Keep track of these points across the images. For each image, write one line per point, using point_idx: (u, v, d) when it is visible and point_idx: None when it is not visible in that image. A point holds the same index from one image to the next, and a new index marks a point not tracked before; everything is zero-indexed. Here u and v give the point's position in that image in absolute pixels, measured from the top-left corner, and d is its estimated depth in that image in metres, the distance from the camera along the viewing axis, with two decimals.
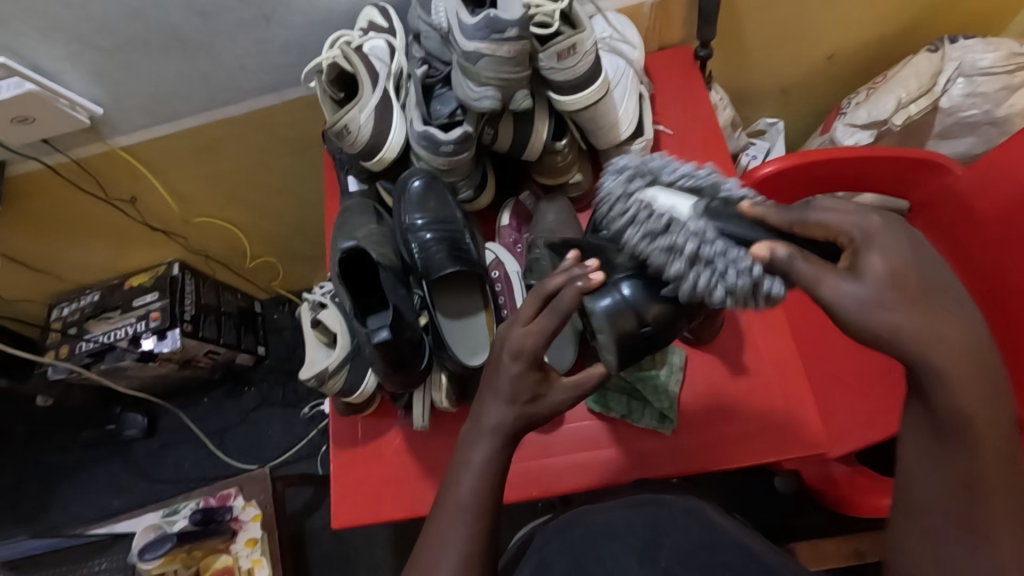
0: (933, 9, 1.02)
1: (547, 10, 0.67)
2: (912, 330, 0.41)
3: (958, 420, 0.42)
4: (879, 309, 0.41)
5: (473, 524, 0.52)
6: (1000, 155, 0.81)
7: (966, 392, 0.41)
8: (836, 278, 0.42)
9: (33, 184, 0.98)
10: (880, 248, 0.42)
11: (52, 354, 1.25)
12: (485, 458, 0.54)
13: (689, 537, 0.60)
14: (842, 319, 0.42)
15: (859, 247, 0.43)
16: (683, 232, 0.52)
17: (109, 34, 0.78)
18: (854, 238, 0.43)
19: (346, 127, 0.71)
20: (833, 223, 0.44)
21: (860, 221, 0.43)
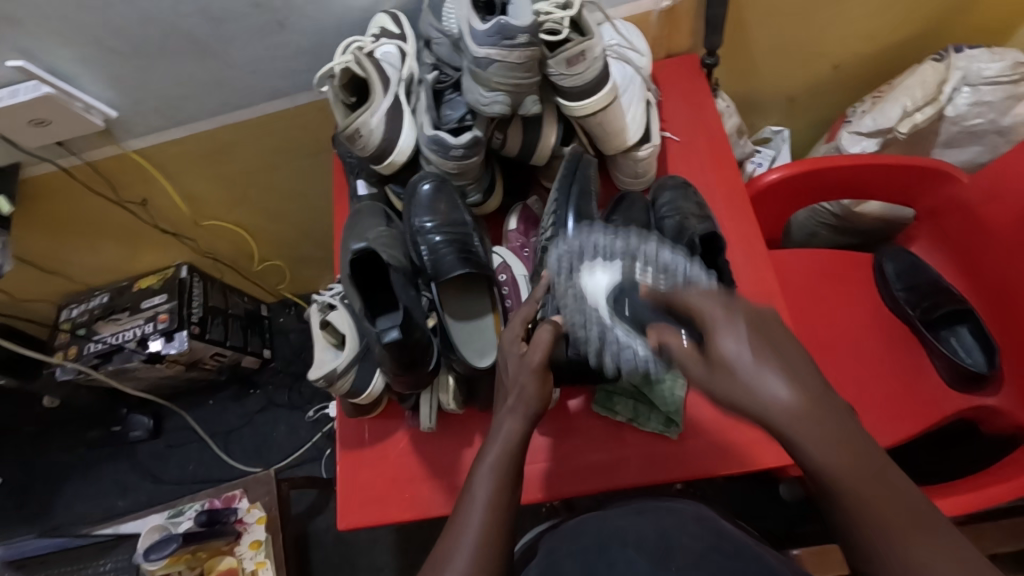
0: (939, 18, 1.03)
1: (556, 17, 0.68)
2: (777, 405, 0.45)
3: (835, 480, 0.46)
4: (733, 382, 0.45)
5: (492, 518, 0.54)
6: (1003, 165, 0.82)
7: (817, 444, 0.45)
8: (696, 363, 0.47)
9: (46, 186, 0.99)
10: (732, 329, 0.46)
11: (60, 354, 1.26)
12: (496, 465, 0.58)
13: (696, 544, 0.59)
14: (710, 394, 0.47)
15: (710, 330, 0.46)
16: (593, 316, 0.62)
17: (126, 39, 0.79)
18: (710, 322, 0.46)
19: (357, 131, 0.71)
20: (691, 303, 0.48)
21: (701, 300, 0.47)
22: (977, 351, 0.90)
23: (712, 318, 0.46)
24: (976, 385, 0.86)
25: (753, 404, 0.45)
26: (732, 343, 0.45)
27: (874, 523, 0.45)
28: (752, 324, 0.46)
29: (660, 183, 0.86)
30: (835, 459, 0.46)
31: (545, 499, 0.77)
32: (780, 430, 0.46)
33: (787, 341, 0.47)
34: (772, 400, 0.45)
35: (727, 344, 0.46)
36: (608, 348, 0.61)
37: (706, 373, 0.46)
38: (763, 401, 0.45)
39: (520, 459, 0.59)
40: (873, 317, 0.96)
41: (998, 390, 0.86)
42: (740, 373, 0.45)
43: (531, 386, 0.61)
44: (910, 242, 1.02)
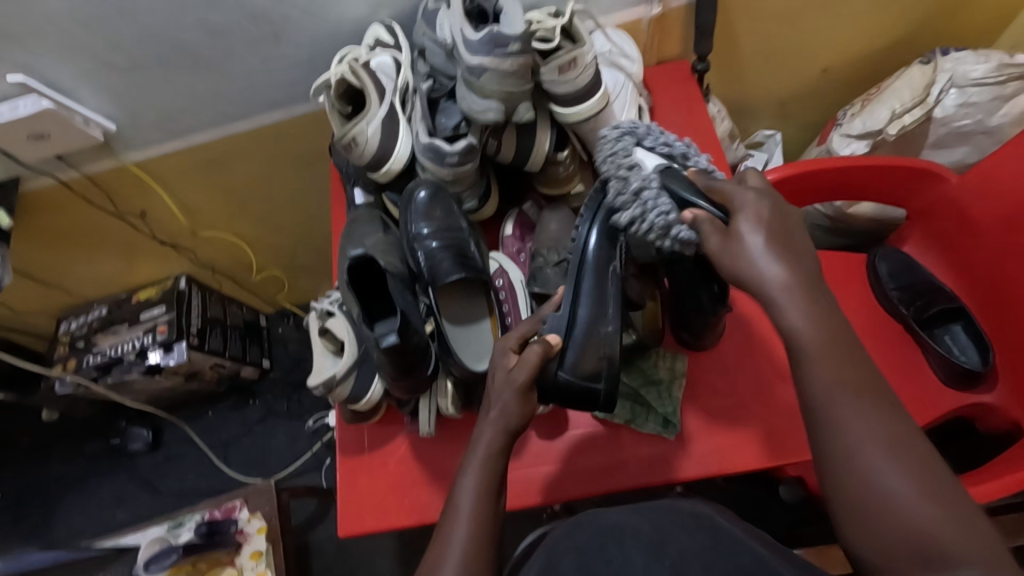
0: (925, 22, 1.05)
1: (547, 26, 0.70)
2: (770, 276, 0.53)
3: (804, 344, 0.51)
4: (745, 254, 0.54)
5: (478, 535, 0.55)
6: (991, 165, 0.83)
7: (798, 308, 0.52)
8: (716, 236, 0.56)
9: (45, 199, 0.99)
10: (755, 203, 0.56)
11: (60, 366, 1.26)
12: (477, 478, 0.59)
13: (693, 540, 0.59)
14: (717, 263, 0.56)
15: (737, 210, 0.56)
16: (638, 176, 0.66)
17: (124, 53, 0.80)
18: (737, 202, 0.56)
19: (354, 139, 0.73)
20: (727, 189, 0.58)
21: (741, 190, 0.57)
22: (971, 349, 0.90)
23: (733, 201, 0.57)
24: (971, 382, 0.87)
25: (745, 262, 0.54)
26: (728, 238, 0.55)
27: (834, 394, 0.49)
28: (756, 219, 0.55)
29: None
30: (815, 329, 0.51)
31: (547, 502, 0.77)
32: (766, 297, 0.53)
33: (799, 236, 0.56)
34: (758, 263, 0.53)
35: (745, 226, 0.55)
36: (645, 221, 0.63)
37: (722, 244, 0.56)
38: (756, 274, 0.53)
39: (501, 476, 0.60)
40: (869, 315, 0.96)
41: (993, 388, 0.87)
42: (745, 249, 0.54)
43: (513, 403, 0.62)
44: (901, 243, 1.03)
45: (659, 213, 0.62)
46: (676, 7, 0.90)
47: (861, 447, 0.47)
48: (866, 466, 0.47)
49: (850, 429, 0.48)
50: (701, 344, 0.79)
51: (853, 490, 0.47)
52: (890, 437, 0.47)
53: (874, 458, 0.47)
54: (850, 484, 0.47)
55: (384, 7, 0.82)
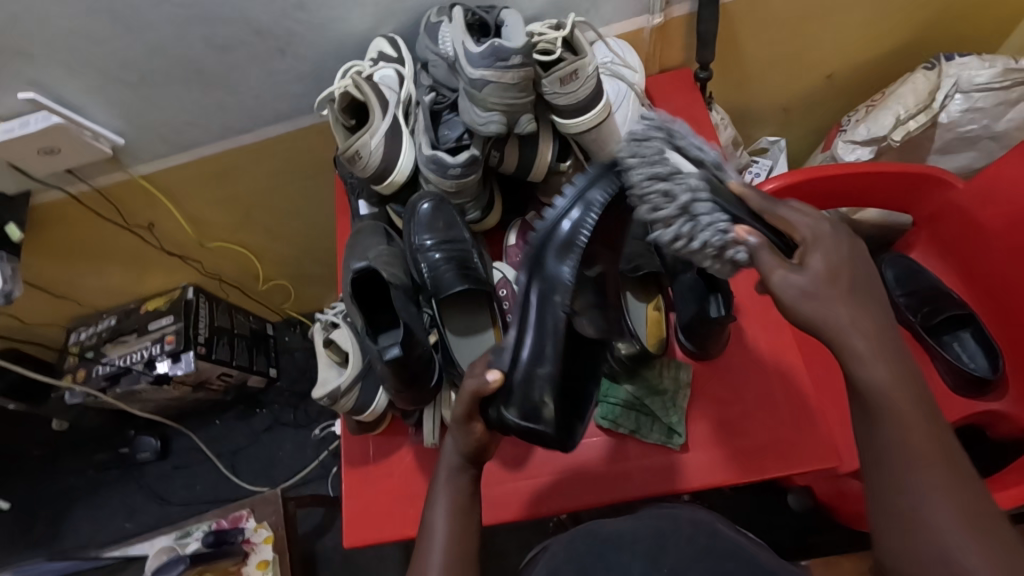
0: (930, 27, 1.04)
1: (550, 38, 0.72)
2: (842, 318, 0.48)
3: (885, 400, 0.47)
4: (820, 303, 0.48)
5: (452, 557, 0.58)
6: (999, 171, 0.82)
7: (880, 361, 0.48)
8: (782, 270, 0.50)
9: (55, 213, 1.01)
10: (822, 251, 0.50)
11: (70, 377, 1.28)
12: (450, 499, 0.61)
13: (688, 548, 0.62)
14: (778, 300, 0.50)
15: (804, 246, 0.51)
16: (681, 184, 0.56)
17: (132, 69, 0.82)
18: (801, 237, 0.52)
19: (357, 152, 0.73)
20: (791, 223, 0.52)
21: (807, 223, 0.52)
22: (981, 356, 0.89)
23: (804, 237, 0.51)
24: (980, 390, 0.86)
25: (831, 323, 0.48)
26: (794, 276, 0.49)
27: (907, 454, 0.47)
28: (828, 272, 0.49)
29: None
30: (897, 383, 0.47)
31: (534, 514, 0.77)
32: (841, 345, 0.48)
33: (869, 278, 0.50)
34: (841, 319, 0.48)
35: (812, 260, 0.50)
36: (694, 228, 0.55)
37: (788, 277, 0.49)
38: (815, 316, 0.48)
39: (475, 487, 0.63)
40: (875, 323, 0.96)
41: (1003, 395, 0.86)
42: (819, 293, 0.49)
43: (460, 437, 0.61)
44: (909, 248, 1.02)
45: (713, 229, 0.54)
46: (677, 16, 0.90)
47: (929, 504, 0.46)
48: (929, 520, 0.46)
49: (921, 490, 0.46)
50: (706, 353, 0.79)
51: (913, 542, 0.46)
52: (956, 492, 0.46)
53: (940, 512, 0.45)
54: (912, 541, 0.46)
55: (387, 20, 0.83)
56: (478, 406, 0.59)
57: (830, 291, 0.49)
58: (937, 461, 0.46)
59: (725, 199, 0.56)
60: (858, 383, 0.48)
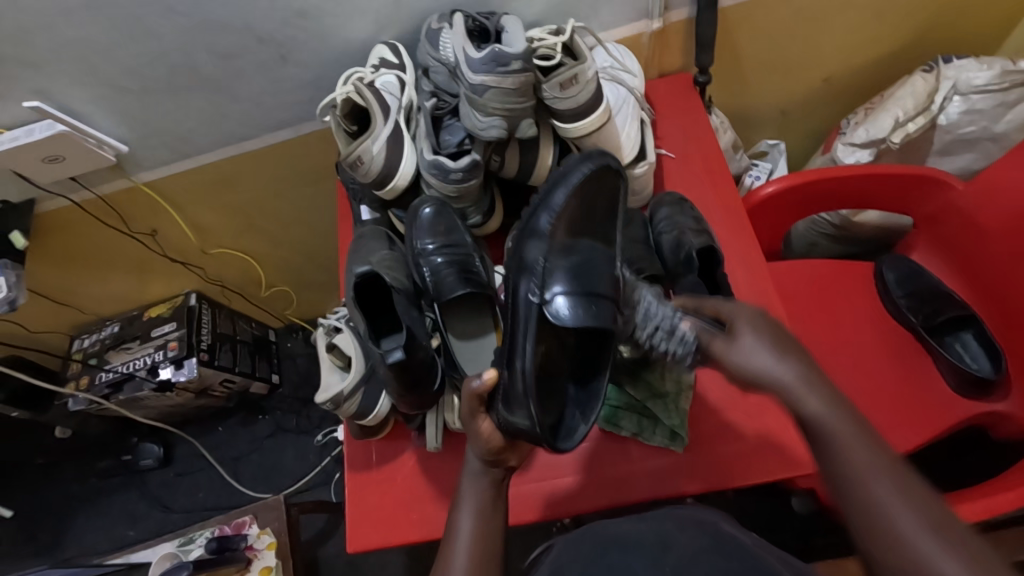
0: (927, 30, 1.05)
1: (550, 44, 0.72)
2: (780, 374, 0.52)
3: (830, 430, 0.51)
4: (758, 364, 0.53)
5: (475, 558, 0.59)
6: (997, 171, 0.83)
7: (817, 394, 0.52)
8: (719, 339, 0.55)
9: (59, 220, 1.01)
10: (744, 317, 0.55)
11: (73, 384, 1.28)
12: (474, 504, 0.62)
13: (697, 543, 0.61)
14: (727, 369, 0.55)
15: (732, 319, 0.56)
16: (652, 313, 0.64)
17: (136, 77, 0.82)
18: (730, 316, 0.56)
19: (359, 158, 0.73)
20: (720, 305, 0.58)
21: (733, 303, 0.58)
22: (982, 356, 0.89)
23: (729, 316, 0.56)
24: (982, 390, 0.86)
25: (755, 374, 0.53)
26: (732, 346, 0.54)
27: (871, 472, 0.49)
28: (754, 333, 0.54)
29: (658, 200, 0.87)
30: (836, 409, 0.52)
31: (541, 518, 0.77)
32: (774, 386, 0.53)
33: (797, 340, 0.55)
34: (768, 366, 0.53)
35: (746, 337, 0.54)
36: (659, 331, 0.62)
37: (728, 348, 0.54)
38: (753, 369, 0.53)
39: (498, 489, 0.65)
40: (876, 324, 0.96)
41: (1006, 395, 0.86)
42: (743, 353, 0.54)
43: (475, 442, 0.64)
44: (909, 249, 1.02)
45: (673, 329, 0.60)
46: (675, 21, 0.91)
47: (893, 514, 0.48)
48: (897, 531, 0.47)
49: (883, 500, 0.48)
50: None
51: (888, 551, 0.47)
52: (919, 501, 0.48)
53: (903, 520, 0.47)
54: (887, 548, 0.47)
55: (388, 27, 0.84)
56: (477, 400, 0.63)
57: (751, 346, 0.54)
58: (893, 474, 0.49)
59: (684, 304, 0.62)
60: (806, 416, 0.52)
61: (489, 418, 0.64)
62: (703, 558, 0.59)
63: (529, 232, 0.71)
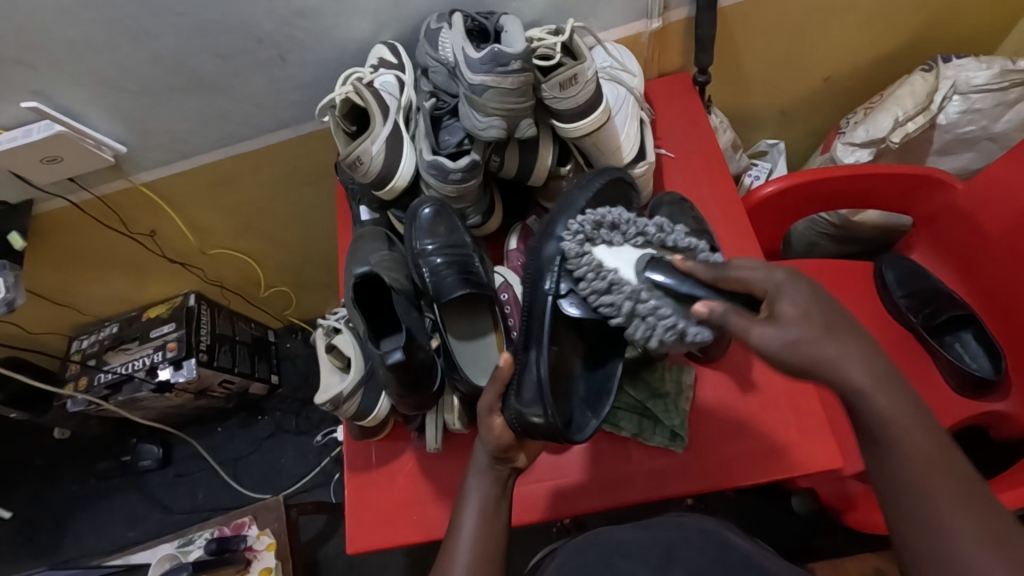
0: (927, 30, 1.05)
1: (549, 43, 0.72)
2: (830, 360, 0.48)
3: (886, 424, 0.48)
4: (808, 346, 0.48)
5: (476, 556, 0.59)
6: (997, 171, 0.83)
7: (888, 393, 0.48)
8: (760, 326, 0.49)
9: (58, 221, 1.01)
10: (792, 296, 0.50)
11: (71, 385, 1.28)
12: (480, 503, 0.63)
13: (701, 556, 0.62)
14: (767, 355, 0.49)
15: (775, 296, 0.51)
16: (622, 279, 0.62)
17: (134, 78, 0.82)
18: (772, 287, 0.51)
19: (359, 158, 0.73)
20: (751, 277, 0.53)
21: (773, 276, 0.52)
22: (983, 357, 0.89)
23: (767, 290, 0.51)
24: (982, 390, 0.86)
25: (821, 360, 0.48)
26: (771, 330, 0.49)
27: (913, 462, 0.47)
28: (802, 315, 0.49)
29: (657, 200, 0.84)
30: (899, 409, 0.48)
31: (542, 518, 0.77)
32: (840, 383, 0.48)
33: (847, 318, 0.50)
34: (831, 358, 0.48)
35: (787, 309, 0.49)
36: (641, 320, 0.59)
37: (774, 333, 0.48)
38: (804, 357, 0.48)
39: (504, 487, 0.65)
40: (878, 324, 0.96)
41: (1006, 395, 0.86)
42: (806, 340, 0.48)
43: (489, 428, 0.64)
44: (909, 249, 1.02)
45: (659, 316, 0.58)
46: (675, 21, 0.91)
47: (947, 526, 0.45)
48: (946, 524, 0.45)
49: (936, 507, 0.46)
50: (710, 357, 0.77)
51: (933, 558, 0.45)
52: (968, 504, 0.45)
53: (958, 533, 0.45)
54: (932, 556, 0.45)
55: (387, 27, 0.84)
56: (499, 389, 0.66)
57: (813, 333, 0.48)
58: (941, 474, 0.46)
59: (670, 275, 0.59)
60: (869, 416, 0.48)
61: (502, 417, 0.65)
62: (707, 573, 0.60)
63: (546, 234, 0.72)
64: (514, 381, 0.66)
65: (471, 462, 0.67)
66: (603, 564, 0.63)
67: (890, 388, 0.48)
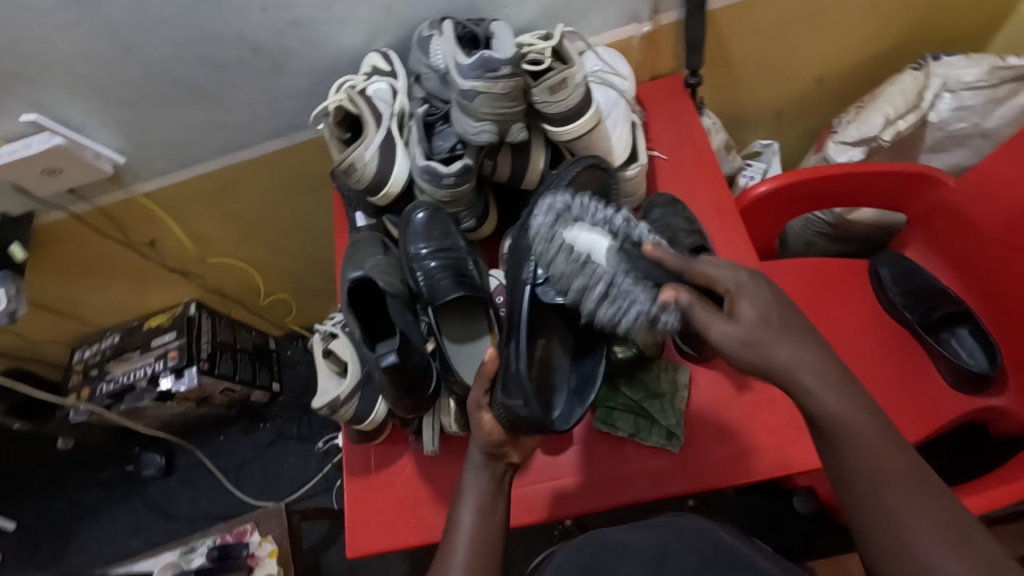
0: (916, 29, 1.06)
1: (539, 48, 0.74)
2: (785, 364, 0.51)
3: (843, 427, 0.50)
4: (765, 350, 0.51)
5: (476, 550, 0.60)
6: (991, 168, 0.83)
7: (833, 394, 0.50)
8: (721, 323, 0.52)
9: (59, 232, 1.02)
10: (751, 300, 0.53)
11: (74, 396, 1.29)
12: (477, 496, 0.63)
13: (693, 555, 0.62)
14: (729, 355, 0.52)
15: (734, 294, 0.54)
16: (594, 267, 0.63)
17: (132, 89, 0.83)
18: (731, 286, 0.54)
19: (353, 164, 0.75)
20: (716, 274, 0.55)
21: (733, 275, 0.55)
22: (980, 353, 0.89)
23: (728, 288, 0.54)
24: (979, 385, 0.86)
25: (773, 368, 0.51)
26: (730, 327, 0.52)
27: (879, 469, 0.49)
28: (760, 316, 0.52)
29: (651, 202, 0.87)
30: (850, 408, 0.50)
31: (538, 519, 0.77)
32: (793, 385, 0.51)
33: (801, 318, 0.53)
34: (785, 360, 0.51)
35: (745, 309, 0.52)
36: (617, 300, 0.61)
37: (728, 332, 0.51)
38: (755, 360, 0.51)
39: (500, 484, 0.66)
40: (872, 325, 0.96)
41: (1003, 390, 0.86)
42: (760, 340, 0.51)
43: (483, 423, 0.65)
44: (903, 247, 1.02)
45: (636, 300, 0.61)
46: (665, 24, 0.92)
47: (905, 525, 0.48)
48: (899, 518, 0.48)
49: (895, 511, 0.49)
50: (704, 356, 0.79)
51: (892, 544, 0.48)
52: (930, 505, 0.48)
53: (917, 531, 0.48)
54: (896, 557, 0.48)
55: (381, 36, 0.85)
56: (485, 386, 0.67)
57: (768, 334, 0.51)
58: (898, 476, 0.49)
59: (645, 265, 0.61)
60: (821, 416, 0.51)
61: (491, 413, 0.66)
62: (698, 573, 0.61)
63: (524, 225, 0.75)
64: (499, 376, 0.67)
65: (467, 461, 0.67)
66: (597, 563, 0.64)
67: (835, 387, 0.51)
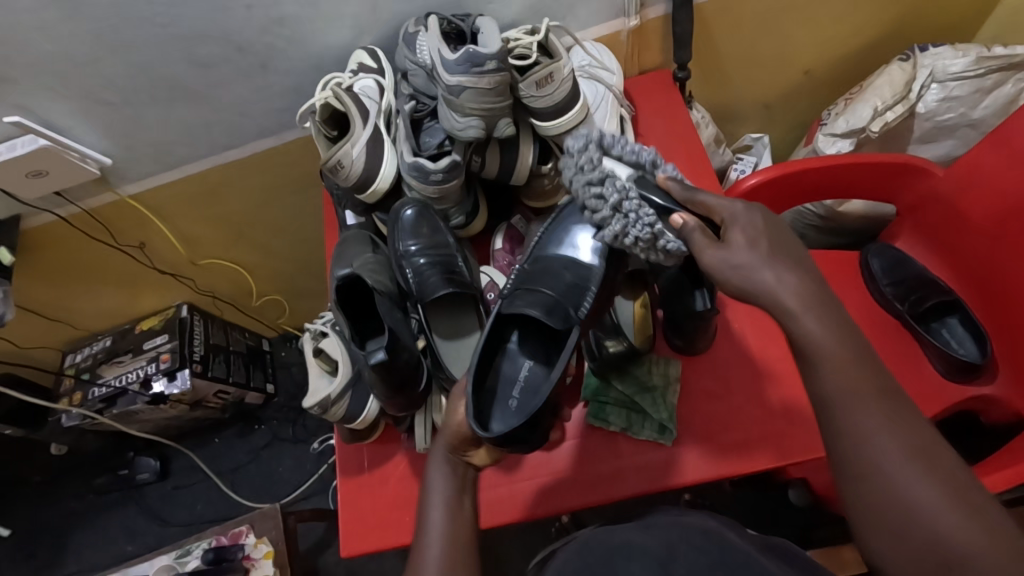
0: (902, 20, 1.06)
1: (525, 43, 0.74)
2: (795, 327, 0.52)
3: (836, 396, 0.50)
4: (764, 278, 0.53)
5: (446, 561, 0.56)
6: (977, 156, 0.83)
7: (816, 321, 0.51)
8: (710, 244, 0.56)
9: (46, 235, 1.02)
10: (745, 225, 0.56)
11: (65, 400, 1.28)
12: (445, 495, 0.60)
13: (702, 558, 0.61)
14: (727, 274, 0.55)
15: (730, 224, 0.56)
16: (614, 184, 0.66)
17: (116, 90, 0.83)
18: (726, 216, 0.57)
19: (339, 162, 0.74)
20: (717, 206, 0.59)
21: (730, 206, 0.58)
22: (970, 341, 0.90)
23: (724, 217, 0.58)
24: (970, 375, 0.86)
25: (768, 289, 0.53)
26: (722, 253, 0.55)
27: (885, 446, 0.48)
28: (753, 247, 0.54)
29: None
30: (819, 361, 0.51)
31: (532, 516, 0.77)
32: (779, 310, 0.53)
33: (793, 244, 0.56)
34: (769, 282, 0.53)
35: (735, 238, 0.56)
36: (622, 214, 0.65)
37: (719, 253, 0.55)
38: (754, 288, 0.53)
39: (464, 481, 0.62)
40: (864, 315, 0.96)
41: (994, 378, 0.86)
42: (747, 264, 0.54)
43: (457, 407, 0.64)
44: (893, 239, 1.02)
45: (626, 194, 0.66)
46: (653, 18, 0.92)
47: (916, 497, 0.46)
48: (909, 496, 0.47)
49: (866, 430, 0.49)
50: (694, 348, 0.80)
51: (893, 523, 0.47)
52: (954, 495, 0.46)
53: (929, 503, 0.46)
54: (909, 521, 0.46)
55: (366, 33, 0.84)
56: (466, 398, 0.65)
57: (756, 258, 0.54)
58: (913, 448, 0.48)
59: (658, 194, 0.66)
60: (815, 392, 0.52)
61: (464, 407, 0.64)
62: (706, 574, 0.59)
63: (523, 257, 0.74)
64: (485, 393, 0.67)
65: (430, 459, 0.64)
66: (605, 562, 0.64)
67: (814, 316, 0.52)
